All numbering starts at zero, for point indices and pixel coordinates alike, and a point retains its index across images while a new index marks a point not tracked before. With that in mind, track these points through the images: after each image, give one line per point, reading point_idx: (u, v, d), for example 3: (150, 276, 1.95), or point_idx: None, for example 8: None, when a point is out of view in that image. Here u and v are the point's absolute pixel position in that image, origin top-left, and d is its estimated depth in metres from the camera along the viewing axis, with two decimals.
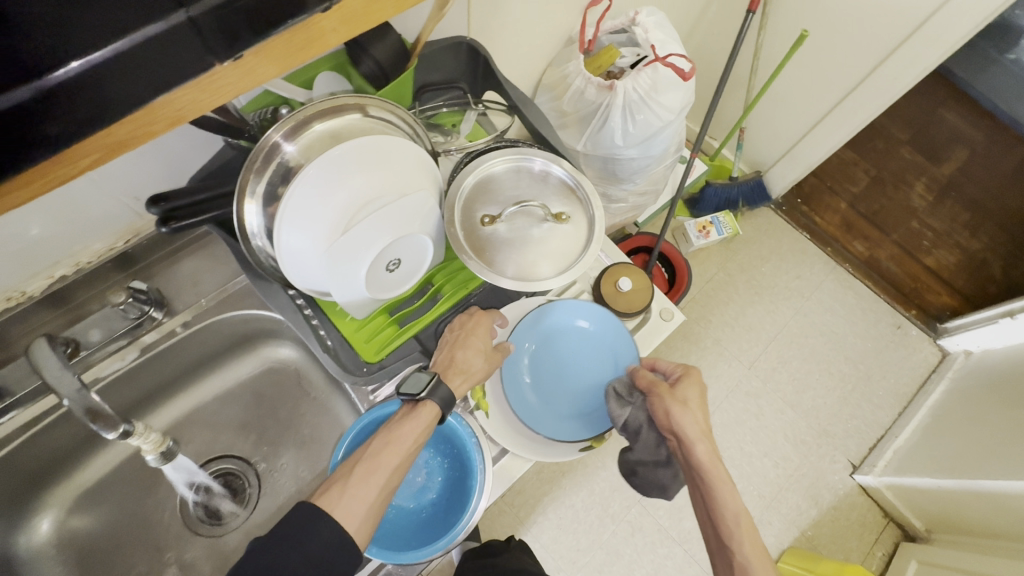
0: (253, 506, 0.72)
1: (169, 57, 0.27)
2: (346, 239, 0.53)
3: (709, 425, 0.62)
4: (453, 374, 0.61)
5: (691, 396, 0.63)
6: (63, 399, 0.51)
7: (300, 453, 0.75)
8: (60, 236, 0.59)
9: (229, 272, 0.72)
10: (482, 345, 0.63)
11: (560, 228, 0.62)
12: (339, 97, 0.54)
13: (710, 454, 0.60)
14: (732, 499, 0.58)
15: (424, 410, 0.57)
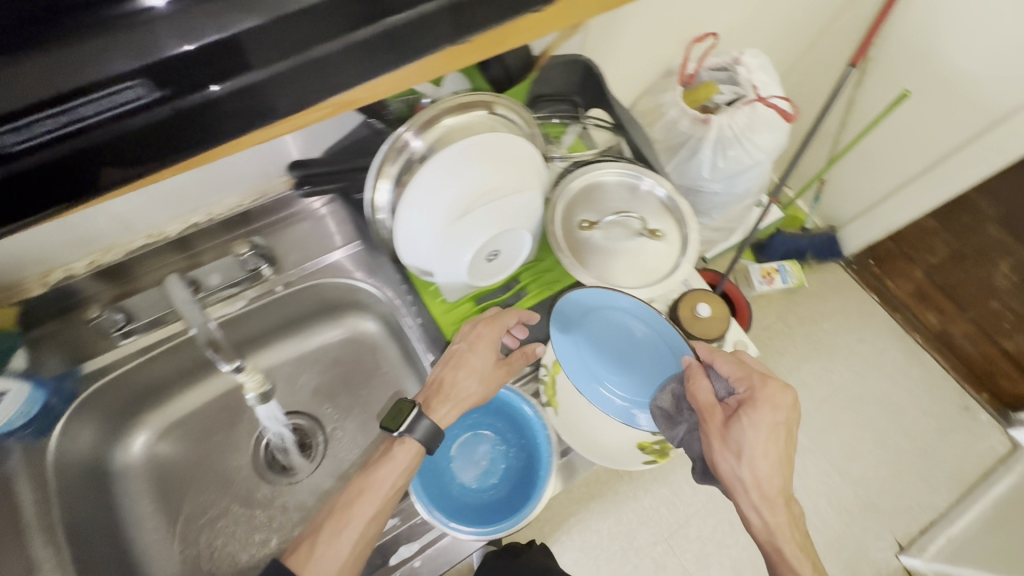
0: (318, 464, 0.74)
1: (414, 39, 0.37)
2: (464, 224, 0.58)
3: (773, 473, 0.52)
4: (441, 401, 0.58)
5: (750, 437, 0.52)
6: (192, 326, 0.57)
7: (366, 421, 0.77)
8: (204, 186, 0.66)
9: (334, 242, 0.77)
10: (478, 368, 0.59)
11: (654, 244, 0.64)
12: (471, 94, 0.57)
13: (776, 504, 0.52)
14: (797, 554, 0.51)
15: (401, 452, 0.56)
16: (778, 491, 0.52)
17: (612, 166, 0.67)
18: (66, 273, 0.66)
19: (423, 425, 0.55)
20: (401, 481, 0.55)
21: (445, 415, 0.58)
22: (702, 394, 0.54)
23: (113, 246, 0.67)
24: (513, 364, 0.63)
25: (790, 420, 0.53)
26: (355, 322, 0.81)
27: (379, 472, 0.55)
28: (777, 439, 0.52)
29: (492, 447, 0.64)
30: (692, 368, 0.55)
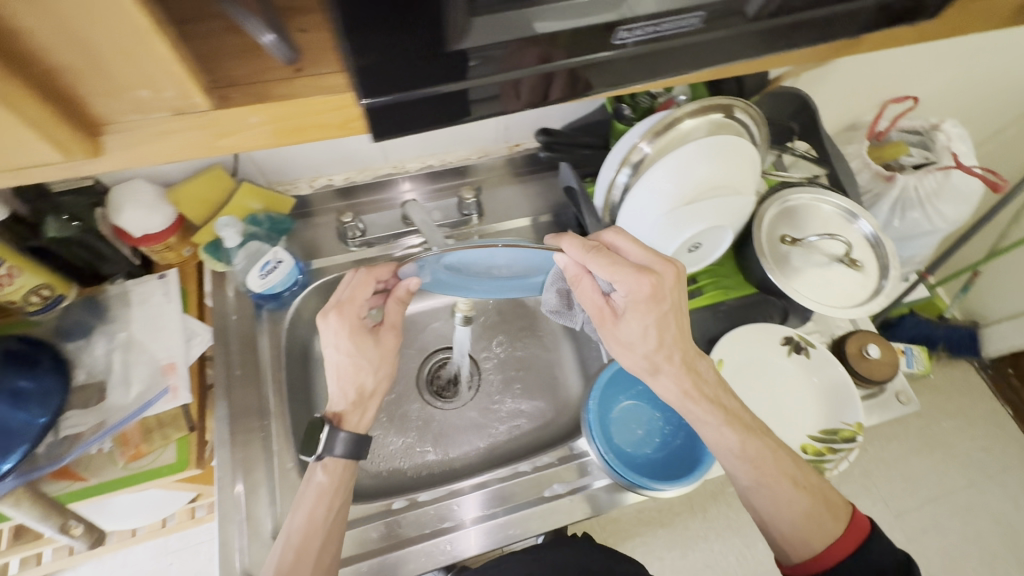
0: (470, 400, 0.80)
1: (824, 28, 0.39)
2: (687, 214, 0.64)
3: (646, 339, 0.56)
4: (356, 409, 0.62)
5: (628, 327, 0.56)
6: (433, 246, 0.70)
7: (514, 373, 0.82)
8: (451, 134, 0.77)
9: (531, 207, 0.84)
10: (365, 358, 0.63)
11: (851, 272, 0.66)
12: (714, 100, 0.62)
13: (646, 363, 0.58)
14: (697, 411, 0.57)
15: (325, 475, 0.58)
16: (654, 355, 0.57)
17: (820, 193, 0.70)
18: (325, 182, 0.79)
19: (342, 441, 0.59)
20: (338, 502, 0.58)
21: (359, 422, 0.62)
22: (585, 296, 0.57)
23: (365, 169, 0.79)
24: (393, 320, 0.66)
25: (669, 300, 0.54)
26: None
27: (308, 509, 0.56)
28: (668, 320, 0.55)
29: (650, 420, 0.68)
30: (571, 273, 0.57)
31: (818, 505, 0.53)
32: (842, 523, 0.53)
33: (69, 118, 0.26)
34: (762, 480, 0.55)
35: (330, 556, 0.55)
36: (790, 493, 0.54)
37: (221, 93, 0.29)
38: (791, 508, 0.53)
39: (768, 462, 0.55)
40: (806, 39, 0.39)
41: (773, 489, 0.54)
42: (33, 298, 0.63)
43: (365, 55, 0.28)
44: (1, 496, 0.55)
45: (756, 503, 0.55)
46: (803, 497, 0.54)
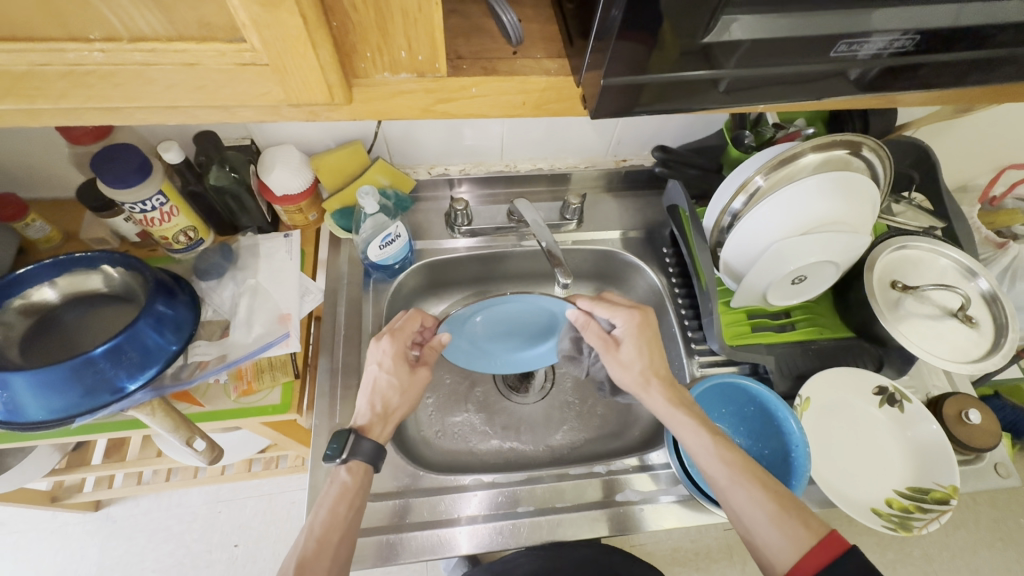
0: (540, 397, 0.81)
1: (999, 67, 0.39)
2: (805, 247, 0.63)
3: (641, 360, 0.63)
4: (374, 419, 0.61)
5: (626, 349, 0.64)
6: (542, 242, 0.74)
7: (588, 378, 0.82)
8: (566, 140, 0.81)
9: (628, 221, 0.87)
10: (390, 381, 0.64)
11: (965, 327, 0.65)
12: (838, 136, 0.61)
13: (635, 383, 0.63)
14: (677, 420, 0.60)
15: (347, 475, 0.58)
16: (649, 369, 0.63)
17: (939, 244, 0.69)
18: (441, 170, 0.84)
19: (366, 446, 0.58)
20: (357, 502, 0.57)
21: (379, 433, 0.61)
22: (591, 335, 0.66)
23: (479, 163, 0.85)
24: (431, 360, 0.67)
25: (649, 328, 0.65)
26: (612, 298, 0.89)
27: (331, 505, 0.56)
28: (653, 346, 0.64)
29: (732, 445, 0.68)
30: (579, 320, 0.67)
31: (788, 507, 0.51)
32: (818, 535, 0.49)
33: (342, 69, 0.31)
34: (736, 478, 0.54)
35: (347, 553, 0.55)
36: (759, 494, 0.53)
37: (453, 64, 0.34)
38: (764, 508, 0.52)
39: (737, 464, 0.55)
40: (977, 77, 0.40)
41: (745, 490, 0.53)
42: (182, 237, 0.71)
43: (619, 59, 0.32)
44: (138, 407, 0.61)
45: (734, 507, 0.54)
46: (771, 498, 0.52)
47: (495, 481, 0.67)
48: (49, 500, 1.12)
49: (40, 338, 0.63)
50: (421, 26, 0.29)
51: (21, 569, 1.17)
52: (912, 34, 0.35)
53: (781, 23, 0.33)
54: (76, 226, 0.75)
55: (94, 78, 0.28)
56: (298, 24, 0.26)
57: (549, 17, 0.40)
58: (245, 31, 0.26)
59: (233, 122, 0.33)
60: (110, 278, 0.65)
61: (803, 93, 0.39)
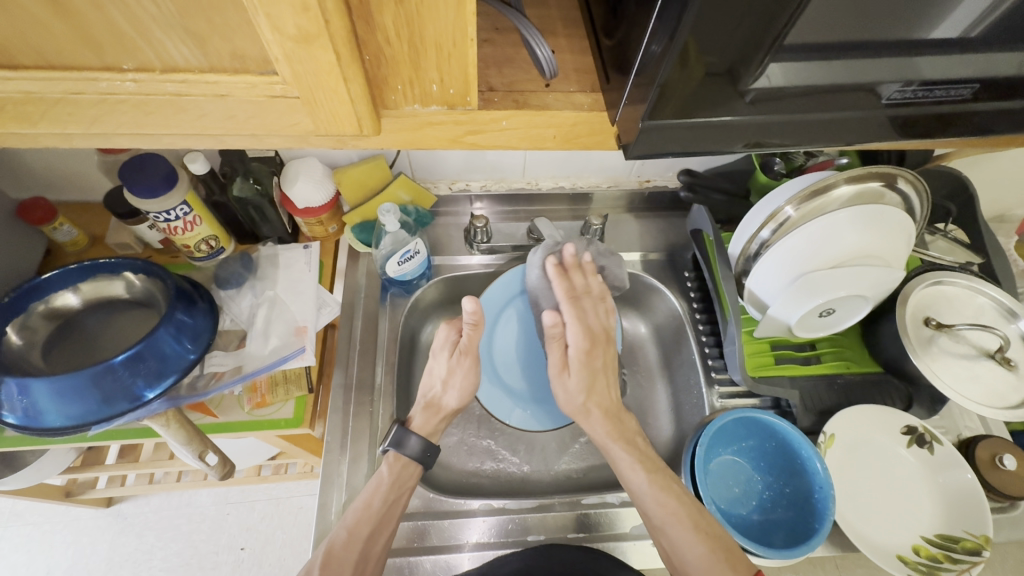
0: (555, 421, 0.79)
1: None
2: (834, 280, 0.61)
3: (582, 388, 0.63)
4: (423, 415, 0.64)
5: (574, 380, 0.63)
6: None
7: None
8: (589, 160, 0.80)
9: (649, 243, 0.85)
10: (438, 375, 0.65)
11: (1002, 370, 0.62)
12: (874, 169, 0.59)
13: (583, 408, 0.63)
14: (623, 457, 0.60)
15: (388, 467, 0.59)
16: (591, 400, 0.63)
17: (977, 282, 0.67)
18: (462, 186, 0.84)
19: (414, 442, 0.61)
20: (391, 496, 0.58)
21: (432, 429, 0.64)
22: (557, 346, 0.64)
23: (502, 180, 0.84)
24: (472, 344, 0.63)
25: (600, 358, 0.65)
26: (630, 320, 0.87)
27: (365, 496, 0.57)
28: (606, 369, 0.66)
29: (752, 481, 0.67)
30: (551, 331, 0.63)
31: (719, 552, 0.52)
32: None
33: (372, 101, 0.30)
34: (671, 519, 0.55)
35: (381, 546, 0.56)
36: (693, 538, 0.53)
37: (484, 96, 0.34)
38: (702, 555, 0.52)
39: (680, 508, 0.55)
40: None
41: (683, 528, 0.54)
42: (204, 246, 0.71)
43: (657, 98, 0.31)
44: (152, 416, 0.61)
45: (671, 538, 0.54)
46: (708, 543, 0.53)
47: (505, 507, 0.66)
48: (63, 495, 1.13)
49: (62, 343, 0.63)
50: (455, 60, 0.28)
51: (33, 561, 1.18)
52: (920, 85, 0.34)
53: (818, 66, 0.32)
54: (101, 230, 0.76)
55: (126, 105, 0.28)
56: (331, 59, 0.25)
57: (583, 49, 0.39)
58: (277, 64, 0.26)
59: (259, 148, 0.33)
60: (132, 285, 0.66)
61: (839, 136, 0.37)
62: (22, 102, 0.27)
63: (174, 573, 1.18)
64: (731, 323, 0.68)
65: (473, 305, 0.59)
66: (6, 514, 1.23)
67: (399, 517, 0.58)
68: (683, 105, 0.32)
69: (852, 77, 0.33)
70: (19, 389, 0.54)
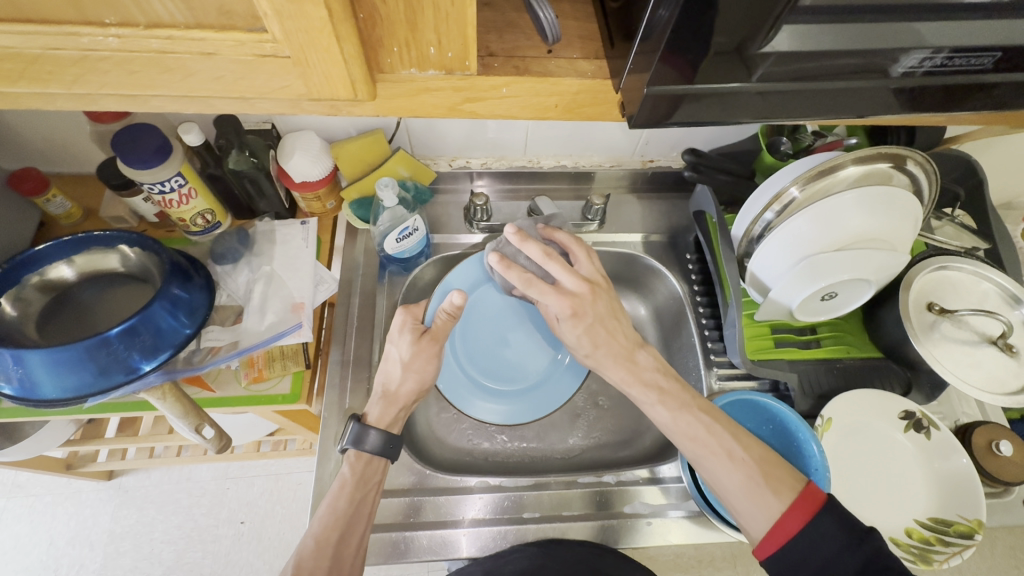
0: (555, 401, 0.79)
1: None
2: (838, 263, 0.60)
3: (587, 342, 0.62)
4: (380, 405, 0.63)
5: (571, 336, 0.62)
6: None
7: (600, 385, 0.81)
8: (592, 138, 0.79)
9: (651, 224, 0.84)
10: (397, 359, 0.64)
11: (1002, 357, 0.62)
12: (884, 148, 0.57)
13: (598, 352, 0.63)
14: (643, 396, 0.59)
15: (349, 467, 0.59)
16: (594, 350, 0.62)
17: (983, 268, 0.66)
18: (462, 163, 0.82)
19: (373, 436, 0.59)
20: (357, 495, 0.57)
21: (390, 420, 0.62)
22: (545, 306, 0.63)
23: (502, 158, 0.83)
24: (439, 329, 0.65)
25: (595, 311, 0.61)
26: (630, 302, 0.87)
27: (331, 499, 0.56)
28: (610, 313, 0.62)
29: None
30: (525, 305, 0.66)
31: (761, 474, 0.51)
32: (796, 489, 0.50)
33: (367, 64, 0.29)
34: (700, 451, 0.54)
35: (354, 545, 0.55)
36: (727, 463, 0.52)
37: (484, 61, 0.33)
38: (733, 479, 0.52)
39: (704, 434, 0.55)
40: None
41: (712, 461, 0.53)
42: (200, 220, 0.70)
43: (665, 64, 0.30)
44: (148, 389, 0.61)
45: (704, 474, 0.54)
46: (746, 470, 0.52)
47: (501, 484, 0.66)
48: (64, 468, 1.14)
49: (57, 316, 0.63)
50: (453, 20, 0.27)
51: (37, 531, 1.20)
52: (947, 53, 0.33)
53: (826, 34, 0.31)
54: (96, 203, 0.75)
55: (109, 64, 0.27)
56: (322, 15, 0.24)
57: (588, 15, 0.38)
58: (266, 21, 0.25)
59: (251, 113, 0.32)
60: (127, 258, 0.65)
61: (851, 108, 0.36)
62: (1, 58, 0.26)
63: (175, 545, 1.20)
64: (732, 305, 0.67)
65: (458, 298, 0.63)
66: (9, 486, 1.24)
67: (371, 513, 0.57)
68: (692, 76, 0.31)
69: (868, 47, 0.32)
70: (14, 360, 0.53)
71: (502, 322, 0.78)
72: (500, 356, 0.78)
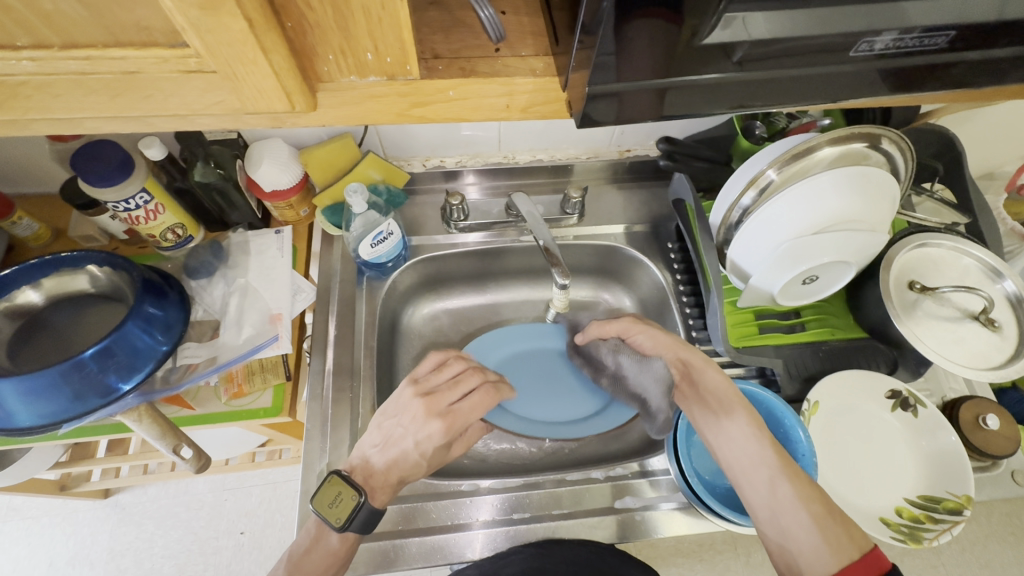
0: None
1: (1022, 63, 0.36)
2: (817, 246, 0.60)
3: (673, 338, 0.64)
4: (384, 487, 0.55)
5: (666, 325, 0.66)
6: (539, 240, 0.72)
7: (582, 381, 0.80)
8: (567, 131, 0.78)
9: (632, 214, 0.83)
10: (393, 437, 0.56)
11: (985, 332, 0.62)
12: (859, 127, 0.56)
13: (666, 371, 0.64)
14: (727, 409, 0.58)
15: (336, 541, 0.54)
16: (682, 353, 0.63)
17: (962, 243, 0.66)
18: (437, 162, 0.81)
19: (361, 518, 0.53)
20: None
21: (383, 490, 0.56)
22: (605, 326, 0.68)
23: (477, 155, 0.81)
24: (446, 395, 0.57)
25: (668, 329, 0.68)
26: (614, 294, 0.86)
27: None
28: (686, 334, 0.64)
29: None
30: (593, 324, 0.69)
31: (833, 514, 0.50)
32: (860, 549, 0.47)
33: (302, 73, 0.28)
34: (782, 470, 0.53)
35: None
36: (805, 493, 0.51)
37: (428, 64, 0.32)
38: (811, 506, 0.50)
39: (785, 457, 0.54)
40: (1001, 73, 0.36)
41: (790, 486, 0.52)
42: (170, 234, 0.69)
43: (611, 58, 0.30)
44: (124, 411, 0.59)
45: (772, 497, 0.53)
46: (825, 505, 0.50)
47: (493, 486, 0.66)
48: (58, 489, 1.12)
49: (28, 342, 0.62)
50: (387, 25, 0.26)
51: (36, 553, 1.19)
52: (901, 34, 0.32)
53: (772, 21, 0.30)
54: (64, 223, 0.73)
55: (29, 88, 0.26)
56: (242, 27, 0.23)
57: (538, 9, 0.37)
58: (185, 35, 0.24)
59: (190, 130, 0.31)
60: (97, 278, 0.64)
61: (808, 94, 0.35)
62: None
63: (176, 560, 1.20)
64: (713, 293, 0.66)
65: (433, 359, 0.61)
66: (5, 509, 1.23)
67: None
68: (651, 69, 0.31)
69: (817, 32, 0.31)
70: None
71: (539, 370, 0.78)
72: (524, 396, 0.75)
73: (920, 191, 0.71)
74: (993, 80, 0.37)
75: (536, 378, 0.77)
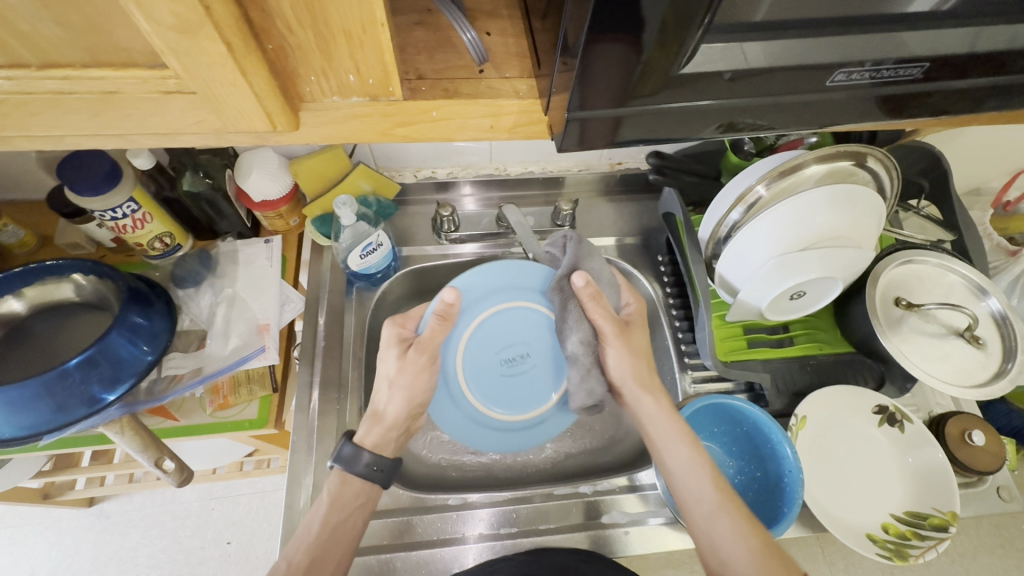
0: None
1: (999, 94, 0.37)
2: (804, 262, 0.60)
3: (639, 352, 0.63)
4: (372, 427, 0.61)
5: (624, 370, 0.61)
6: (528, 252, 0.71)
7: None
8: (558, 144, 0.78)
9: (622, 227, 0.83)
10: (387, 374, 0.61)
11: (969, 349, 0.62)
12: (845, 145, 0.57)
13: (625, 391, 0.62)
14: (666, 434, 0.59)
15: (328, 489, 0.58)
16: (641, 378, 0.62)
17: (948, 260, 0.67)
18: (429, 173, 0.81)
19: (362, 457, 0.58)
20: (333, 518, 0.56)
21: (382, 439, 0.62)
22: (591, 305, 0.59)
23: (468, 166, 0.82)
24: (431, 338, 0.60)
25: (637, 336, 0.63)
26: None
27: (308, 521, 0.56)
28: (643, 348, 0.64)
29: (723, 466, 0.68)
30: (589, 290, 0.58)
31: (771, 547, 0.51)
32: None
33: (283, 94, 0.28)
34: (724, 505, 0.53)
35: (329, 572, 0.53)
36: (744, 526, 0.52)
37: (412, 85, 0.32)
38: (745, 542, 0.51)
39: (723, 490, 0.55)
40: (979, 102, 0.37)
41: (729, 520, 0.53)
42: (158, 243, 0.68)
43: (594, 81, 0.30)
44: (104, 423, 0.58)
45: (712, 531, 0.53)
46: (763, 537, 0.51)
47: (480, 500, 0.66)
48: (41, 497, 1.11)
49: (9, 351, 0.61)
50: (368, 48, 0.26)
51: (18, 562, 1.17)
52: (881, 64, 0.33)
53: (747, 49, 0.31)
54: (51, 230, 0.73)
55: (6, 105, 0.27)
56: (221, 50, 0.24)
57: (522, 30, 0.37)
58: (164, 56, 0.24)
59: (172, 147, 0.31)
60: (81, 287, 0.63)
61: (792, 118, 0.36)
62: None
63: (160, 570, 1.18)
64: (702, 307, 0.66)
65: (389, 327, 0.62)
66: None
67: (350, 538, 0.56)
68: (636, 88, 0.31)
69: (795, 59, 0.32)
70: None
71: (508, 379, 0.64)
72: (505, 377, 0.64)
73: (907, 207, 0.71)
74: (973, 108, 0.38)
75: (501, 392, 0.64)
